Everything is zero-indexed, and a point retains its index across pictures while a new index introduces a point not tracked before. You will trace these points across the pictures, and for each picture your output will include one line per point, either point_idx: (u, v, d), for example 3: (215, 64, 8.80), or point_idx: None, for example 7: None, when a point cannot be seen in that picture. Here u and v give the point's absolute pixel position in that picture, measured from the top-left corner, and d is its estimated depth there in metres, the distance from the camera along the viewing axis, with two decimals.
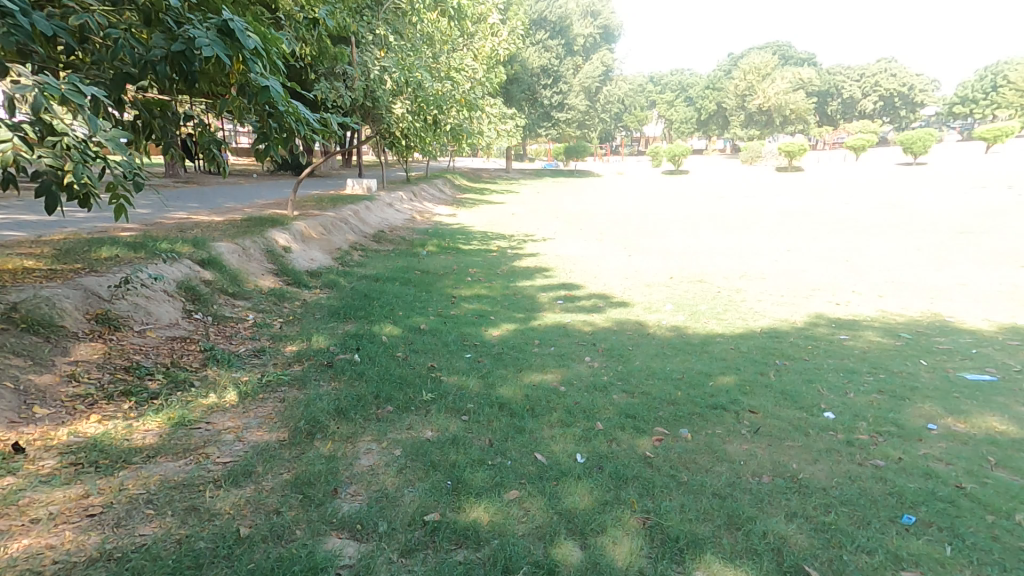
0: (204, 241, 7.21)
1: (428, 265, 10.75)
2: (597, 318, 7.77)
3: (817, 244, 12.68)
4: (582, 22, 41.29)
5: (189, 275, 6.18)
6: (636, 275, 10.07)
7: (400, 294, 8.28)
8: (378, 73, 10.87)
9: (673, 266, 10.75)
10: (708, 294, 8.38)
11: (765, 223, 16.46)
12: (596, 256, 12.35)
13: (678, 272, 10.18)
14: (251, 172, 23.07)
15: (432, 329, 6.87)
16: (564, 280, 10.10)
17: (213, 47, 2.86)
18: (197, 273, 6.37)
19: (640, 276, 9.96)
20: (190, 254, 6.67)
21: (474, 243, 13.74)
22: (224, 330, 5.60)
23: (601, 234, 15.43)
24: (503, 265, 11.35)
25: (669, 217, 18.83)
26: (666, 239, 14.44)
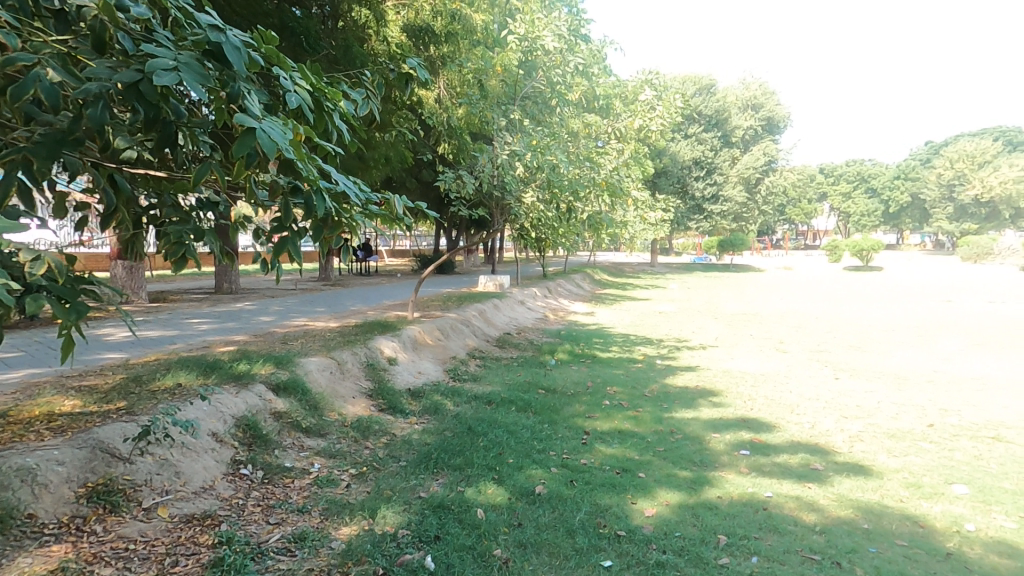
0: (291, 359, 6.41)
1: (558, 380, 8.75)
2: (814, 491, 4.94)
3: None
4: (742, 115, 38.22)
5: (256, 408, 5.17)
6: (863, 418, 7.12)
7: (514, 428, 6.32)
8: (508, 159, 9.87)
9: (920, 409, 7.59)
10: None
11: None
12: (784, 375, 9.46)
13: (936, 422, 7.05)
14: (397, 271, 24.19)
15: (553, 495, 4.69)
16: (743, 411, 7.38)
17: (177, 69, 1.91)
18: (267, 404, 5.34)
19: (873, 422, 7.00)
20: (266, 376, 5.75)
21: (614, 349, 11.52)
22: (265, 500, 4.11)
23: (783, 344, 12.30)
24: (650, 383, 8.87)
25: (874, 324, 14.84)
26: (881, 357, 10.87)
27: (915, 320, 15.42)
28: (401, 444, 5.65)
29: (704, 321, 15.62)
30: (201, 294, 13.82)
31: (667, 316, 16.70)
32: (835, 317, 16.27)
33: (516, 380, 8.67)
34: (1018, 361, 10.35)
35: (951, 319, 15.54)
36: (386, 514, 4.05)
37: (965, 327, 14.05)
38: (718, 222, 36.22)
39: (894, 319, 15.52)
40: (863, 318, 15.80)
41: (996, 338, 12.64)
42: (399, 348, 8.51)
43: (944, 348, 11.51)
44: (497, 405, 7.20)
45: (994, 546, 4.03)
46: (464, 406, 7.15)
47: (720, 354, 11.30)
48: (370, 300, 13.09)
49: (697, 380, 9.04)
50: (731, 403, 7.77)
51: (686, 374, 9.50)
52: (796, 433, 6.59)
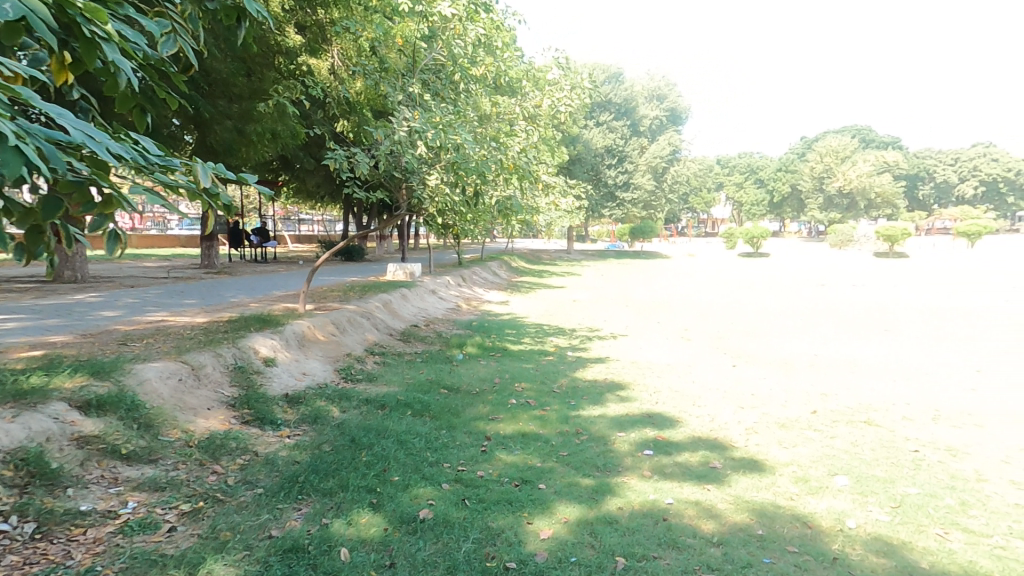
0: (117, 369, 5.32)
1: (462, 378, 8.15)
2: (711, 493, 4.75)
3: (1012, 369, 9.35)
4: (648, 105, 40.21)
5: (44, 436, 4.23)
6: (758, 407, 7.26)
7: (406, 436, 5.66)
8: (407, 136, 8.99)
9: (809, 395, 7.88)
10: (897, 460, 5.58)
11: (906, 327, 13.07)
12: (689, 365, 9.60)
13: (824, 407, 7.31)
14: (299, 257, 22.34)
15: (438, 518, 4.09)
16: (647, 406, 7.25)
17: None
18: (65, 429, 4.39)
19: (764, 411, 7.10)
20: (71, 395, 4.74)
21: (526, 340, 11.12)
22: (25, 565, 3.26)
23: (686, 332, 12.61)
24: (560, 377, 8.56)
25: (771, 310, 15.71)
26: (777, 344, 11.39)
27: (806, 306, 16.53)
28: (262, 465, 4.81)
29: (618, 310, 15.78)
30: (37, 284, 11.65)
31: (583, 305, 16.70)
32: (737, 304, 17.11)
33: (416, 377, 7.98)
34: (891, 345, 11.23)
35: (835, 305, 16.83)
36: (210, 569, 3.25)
37: (847, 312, 15.23)
38: (630, 210, 37.33)
39: (788, 306, 16.57)
40: (761, 305, 16.74)
41: (872, 323, 13.77)
42: (279, 347, 7.49)
43: (830, 333, 12.30)
44: (390, 410, 6.48)
45: (874, 543, 3.97)
46: (353, 411, 6.39)
47: (631, 343, 11.33)
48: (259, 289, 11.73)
49: (604, 374, 8.89)
50: (637, 395, 7.66)
51: (596, 367, 9.31)
52: (696, 426, 6.54)
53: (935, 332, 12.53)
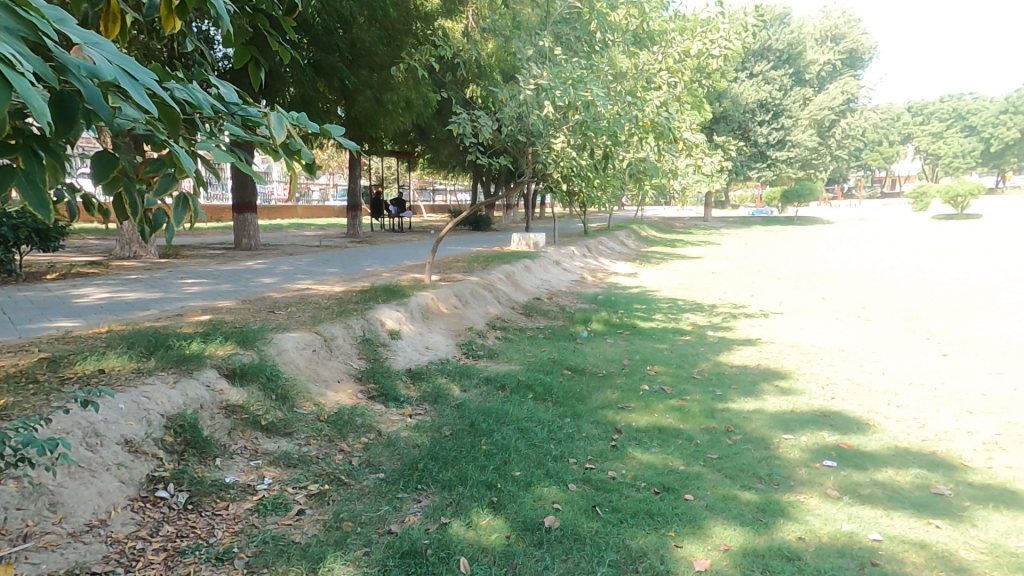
0: (259, 335, 5.45)
1: (589, 358, 7.47)
2: (948, 536, 3.56)
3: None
4: (819, 49, 34.83)
5: (200, 404, 4.33)
6: (993, 420, 5.70)
7: (529, 423, 5.15)
8: (534, 96, 8.25)
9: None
10: None
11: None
12: (874, 356, 8.00)
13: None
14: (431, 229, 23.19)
15: (579, 531, 3.49)
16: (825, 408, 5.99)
17: None
18: (216, 397, 4.49)
19: (1000, 430, 5.43)
20: (220, 358, 4.89)
21: (658, 317, 10.08)
22: (178, 540, 3.28)
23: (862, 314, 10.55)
24: (701, 361, 7.47)
25: (974, 285, 12.74)
26: (995, 333, 9.08)
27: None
28: (385, 446, 4.58)
29: (766, 283, 13.88)
30: (222, 249, 13.24)
31: (722, 278, 14.94)
32: (923, 277, 14.18)
33: (539, 356, 7.46)
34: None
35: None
36: (330, 570, 3.01)
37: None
38: (785, 170, 32.87)
39: (998, 279, 13.33)
40: (957, 279, 13.69)
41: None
42: (404, 319, 7.41)
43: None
44: (510, 391, 6.03)
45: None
46: (472, 391, 6.04)
47: (791, 325, 9.77)
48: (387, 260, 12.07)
49: (759, 360, 7.59)
50: (814, 394, 6.44)
51: (743, 351, 8.05)
52: (906, 439, 5.27)
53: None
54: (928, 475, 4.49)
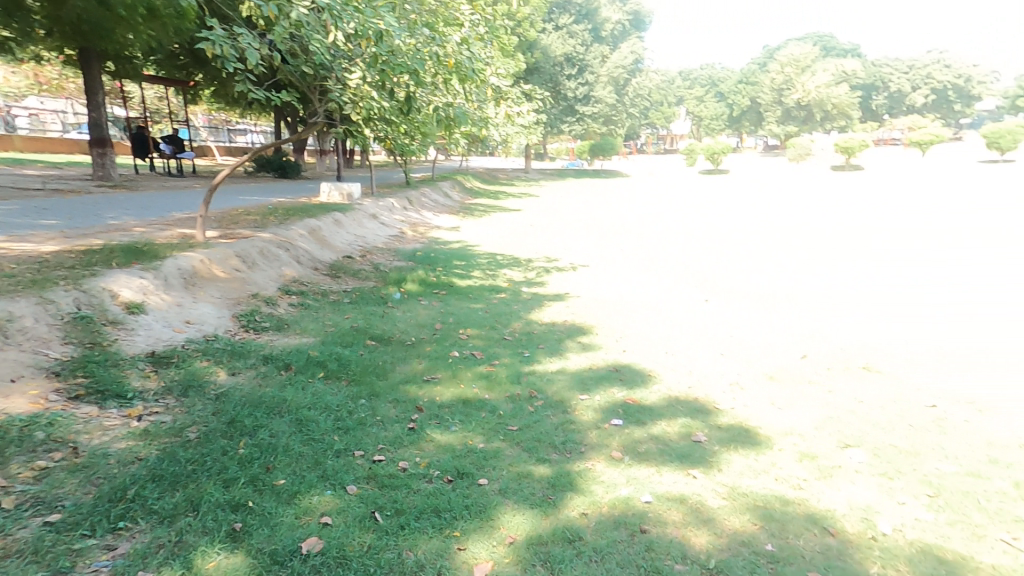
0: None
1: (398, 326, 7.07)
2: (704, 486, 3.91)
3: (973, 298, 9.41)
4: (609, 9, 37.46)
5: None
6: (739, 360, 6.70)
7: (306, 414, 4.47)
8: (315, 15, 6.86)
9: (789, 339, 7.46)
10: (890, 421, 4.98)
11: (864, 255, 13.14)
12: (658, 308, 8.98)
13: (807, 353, 6.89)
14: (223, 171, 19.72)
15: (359, 550, 3.04)
16: (619, 365, 6.48)
17: None
18: None
19: (744, 369, 6.40)
20: None
21: (473, 277, 10.07)
22: None
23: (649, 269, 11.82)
24: (508, 324, 7.62)
25: (732, 236, 15.32)
26: (743, 282, 10.99)
27: (763, 231, 16.34)
28: (79, 471, 3.41)
29: (576, 239, 14.83)
30: None
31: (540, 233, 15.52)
32: (697, 228, 16.59)
33: (344, 324, 6.86)
34: (856, 276, 11.12)
35: (790, 228, 16.77)
36: None
37: (804, 238, 15.15)
38: (590, 125, 34.93)
39: (746, 231, 16.33)
40: (721, 231, 16.31)
41: (830, 250, 13.78)
42: (152, 291, 5.95)
43: (794, 263, 12.04)
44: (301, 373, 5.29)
45: (922, 561, 3.19)
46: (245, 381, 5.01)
47: (593, 287, 10.53)
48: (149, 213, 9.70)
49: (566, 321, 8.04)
50: (607, 353, 6.91)
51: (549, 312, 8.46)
52: (679, 388, 5.88)
53: (892, 259, 12.68)
54: (693, 424, 5.01)
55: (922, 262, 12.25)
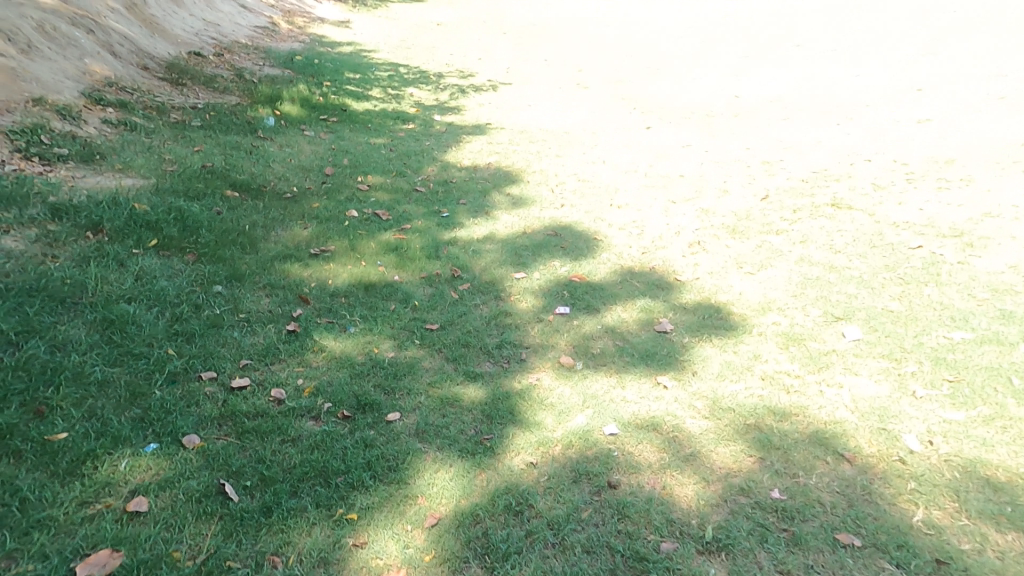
0: None
1: (276, 181, 5.72)
2: (675, 404, 3.13)
3: (926, 100, 8.78)
4: None
5: None
6: (691, 209, 5.78)
7: (135, 313, 3.12)
8: None
9: (746, 177, 6.58)
10: (871, 274, 4.42)
11: (808, 59, 12.03)
12: (598, 147, 7.62)
13: (767, 195, 6.09)
14: None
15: (182, 573, 1.96)
16: (559, 224, 5.36)
17: None
18: None
19: (702, 221, 5.50)
20: None
21: (375, 123, 8.54)
22: None
23: (578, 100, 10.17)
24: (418, 174, 6.40)
25: (668, 53, 13.59)
26: (687, 105, 9.70)
27: (700, 38, 14.55)
28: None
29: (493, 70, 12.83)
30: None
31: (452, 62, 13.25)
32: (629, 45, 14.57)
33: (203, 178, 5.36)
34: (801, 91, 10.18)
35: (729, 29, 15.02)
36: None
37: (745, 43, 13.64)
38: None
39: (681, 41, 14.49)
40: (656, 44, 14.39)
41: (773, 56, 12.54)
42: None
43: (737, 84, 10.86)
44: (134, 253, 3.78)
45: (972, 492, 2.57)
46: (34, 257, 3.42)
47: (518, 121, 8.83)
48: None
49: (489, 167, 6.76)
50: (542, 207, 5.68)
51: (463, 154, 7.14)
52: (632, 253, 4.91)
53: (837, 60, 11.70)
54: (653, 307, 4.10)
55: (867, 60, 11.39)
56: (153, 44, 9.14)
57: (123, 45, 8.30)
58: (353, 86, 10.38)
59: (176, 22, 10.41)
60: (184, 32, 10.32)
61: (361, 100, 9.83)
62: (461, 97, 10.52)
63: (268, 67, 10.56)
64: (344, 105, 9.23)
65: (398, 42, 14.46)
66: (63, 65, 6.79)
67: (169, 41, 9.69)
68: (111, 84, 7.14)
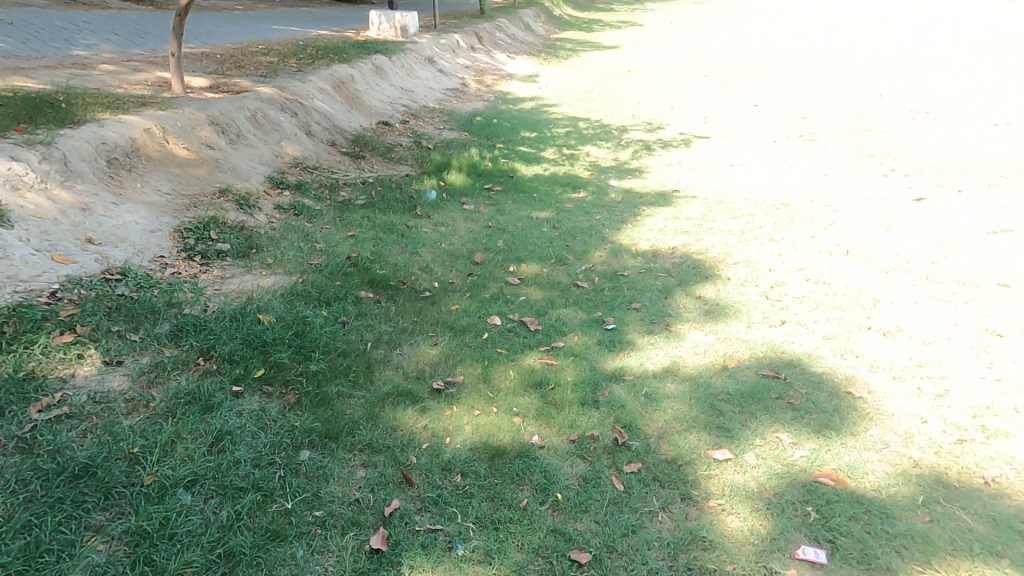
0: None
1: (419, 275, 5.31)
2: None
3: None
4: None
5: None
6: None
7: (182, 516, 2.37)
8: None
9: None
10: None
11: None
12: (832, 250, 5.90)
13: None
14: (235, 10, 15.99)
15: None
16: (781, 363, 3.88)
17: None
18: None
19: None
20: None
21: (542, 192, 7.84)
22: None
23: (795, 178, 8.47)
24: (583, 267, 5.77)
25: (893, 110, 11.17)
26: (938, 183, 7.55)
27: (932, 94, 11.93)
28: None
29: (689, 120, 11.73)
30: None
31: (638, 113, 12.23)
32: (836, 99, 12.39)
33: (343, 275, 4.95)
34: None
35: (970, 87, 12.18)
36: None
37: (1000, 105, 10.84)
38: None
39: (906, 96, 11.97)
40: (874, 100, 12.03)
41: None
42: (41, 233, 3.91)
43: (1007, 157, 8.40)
44: (230, 394, 3.08)
45: None
46: (120, 409, 2.81)
47: (709, 207, 7.57)
48: (122, 74, 7.11)
49: (678, 261, 5.90)
50: (750, 339, 4.31)
51: (635, 235, 6.68)
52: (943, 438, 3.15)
53: None
54: None
55: None
56: (350, 118, 9.37)
57: (320, 124, 8.45)
58: (525, 147, 9.76)
59: (376, 94, 10.90)
60: (381, 103, 10.71)
61: (531, 163, 9.09)
62: (645, 157, 9.63)
63: (447, 130, 10.50)
64: (512, 171, 8.55)
65: (583, 94, 13.86)
66: (262, 151, 6.85)
67: (363, 112, 10.02)
68: (299, 167, 7.14)
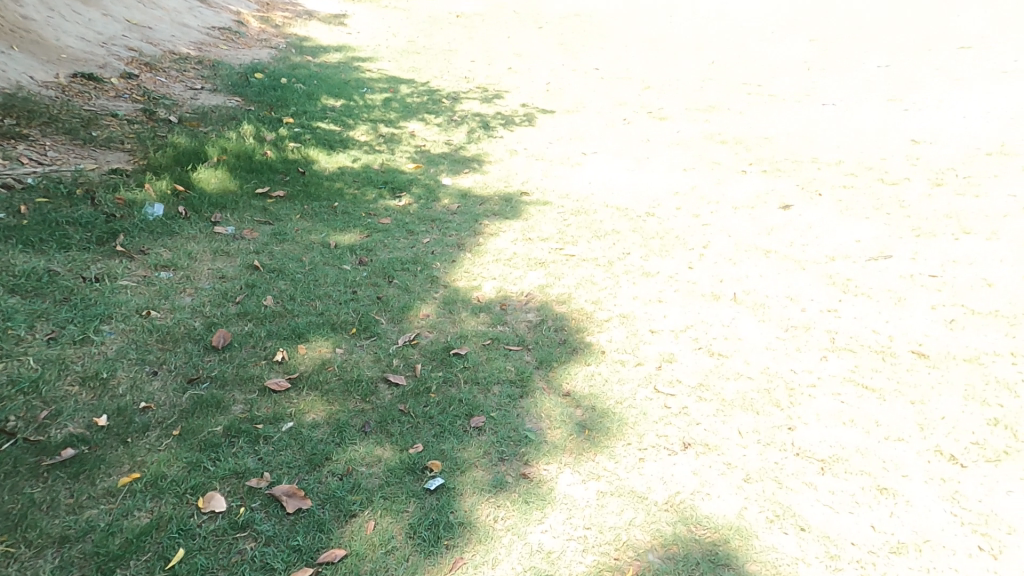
0: None
1: (69, 399, 2.88)
2: None
3: None
4: None
5: None
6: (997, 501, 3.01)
7: None
8: None
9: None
10: None
11: (924, 103, 9.48)
12: (723, 293, 4.91)
13: None
14: None
15: None
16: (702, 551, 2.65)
17: None
18: None
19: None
20: None
21: (347, 198, 5.53)
22: None
23: (660, 170, 7.44)
24: (399, 344, 3.80)
25: (738, 84, 10.89)
26: (792, 182, 7.12)
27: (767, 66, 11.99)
28: None
29: (530, 86, 10.22)
30: None
31: (472, 74, 10.31)
32: (682, 67, 11.77)
33: None
34: (945, 155, 7.58)
35: (796, 58, 12.46)
36: None
37: (823, 78, 11.08)
38: None
39: (744, 68, 11.82)
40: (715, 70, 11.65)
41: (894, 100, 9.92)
42: None
43: (846, 141, 8.34)
44: None
45: None
46: None
47: (567, 217, 6.07)
48: None
49: (532, 327, 4.25)
50: (655, 488, 2.98)
51: (473, 271, 4.83)
52: None
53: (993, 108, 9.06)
54: None
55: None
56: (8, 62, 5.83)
57: None
58: (327, 124, 7.18)
59: (69, 28, 7.17)
60: (79, 41, 7.07)
61: (337, 146, 6.65)
62: (484, 141, 7.79)
63: (208, 92, 7.36)
64: (305, 161, 6.02)
65: (404, 44, 11.43)
66: None
67: (38, 58, 6.26)
68: None
